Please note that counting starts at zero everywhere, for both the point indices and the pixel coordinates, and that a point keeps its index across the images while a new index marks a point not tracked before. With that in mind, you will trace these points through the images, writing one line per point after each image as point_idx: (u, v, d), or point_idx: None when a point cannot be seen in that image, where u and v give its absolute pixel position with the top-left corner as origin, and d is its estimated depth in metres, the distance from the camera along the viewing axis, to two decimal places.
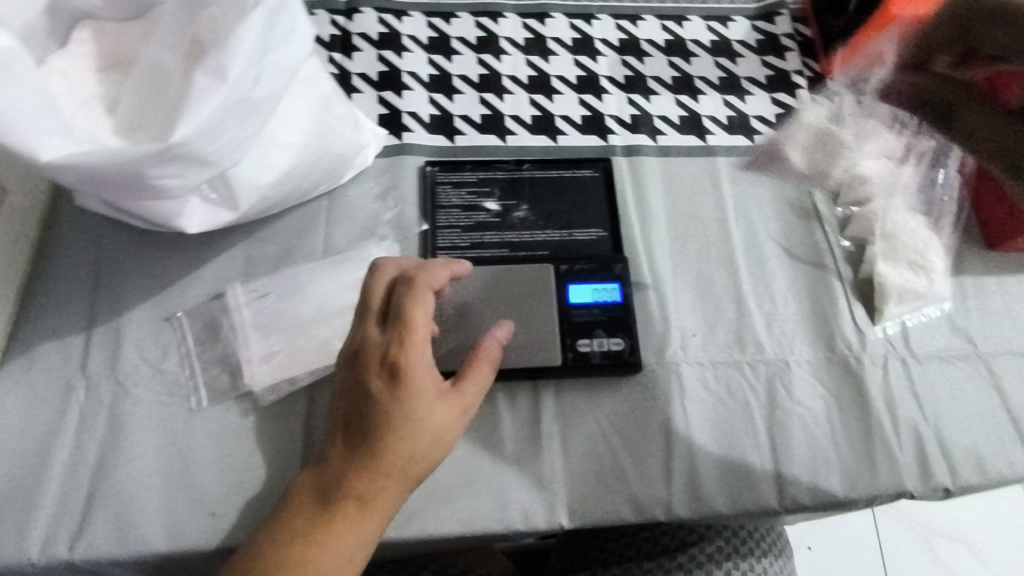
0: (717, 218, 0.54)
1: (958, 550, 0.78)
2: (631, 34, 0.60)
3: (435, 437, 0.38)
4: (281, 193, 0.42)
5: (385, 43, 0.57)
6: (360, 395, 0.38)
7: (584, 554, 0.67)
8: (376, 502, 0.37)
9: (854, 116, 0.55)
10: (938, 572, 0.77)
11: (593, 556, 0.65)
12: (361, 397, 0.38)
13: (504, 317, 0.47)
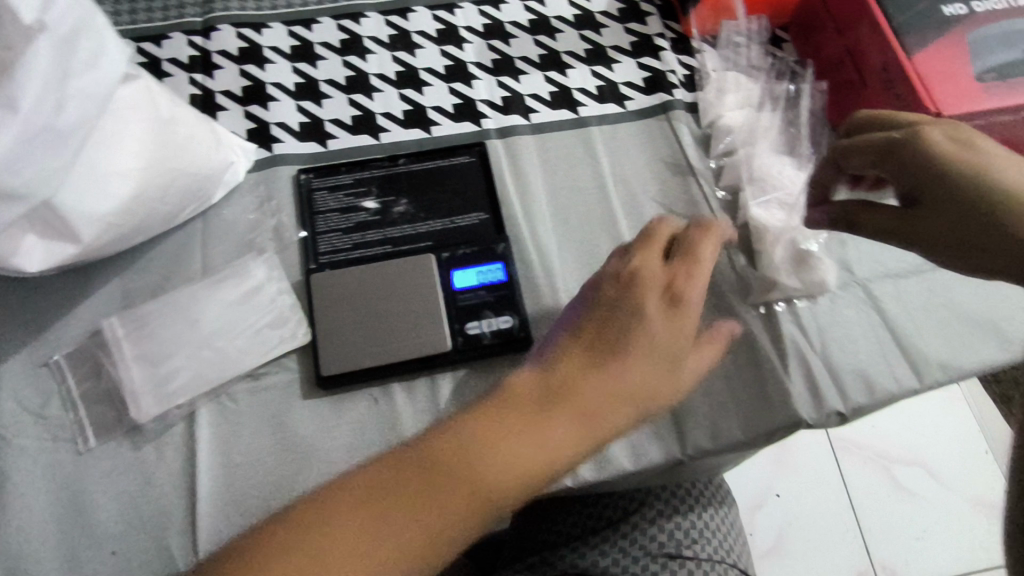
0: (596, 185, 0.55)
1: (917, 472, 0.82)
2: (495, 18, 0.61)
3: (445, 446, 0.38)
4: (132, 221, 0.43)
5: (247, 58, 0.57)
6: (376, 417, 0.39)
7: (534, 537, 0.67)
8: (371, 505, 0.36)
9: (715, 71, 0.58)
10: (899, 495, 0.81)
11: (542, 538, 0.66)
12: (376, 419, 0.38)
13: (390, 312, 0.47)
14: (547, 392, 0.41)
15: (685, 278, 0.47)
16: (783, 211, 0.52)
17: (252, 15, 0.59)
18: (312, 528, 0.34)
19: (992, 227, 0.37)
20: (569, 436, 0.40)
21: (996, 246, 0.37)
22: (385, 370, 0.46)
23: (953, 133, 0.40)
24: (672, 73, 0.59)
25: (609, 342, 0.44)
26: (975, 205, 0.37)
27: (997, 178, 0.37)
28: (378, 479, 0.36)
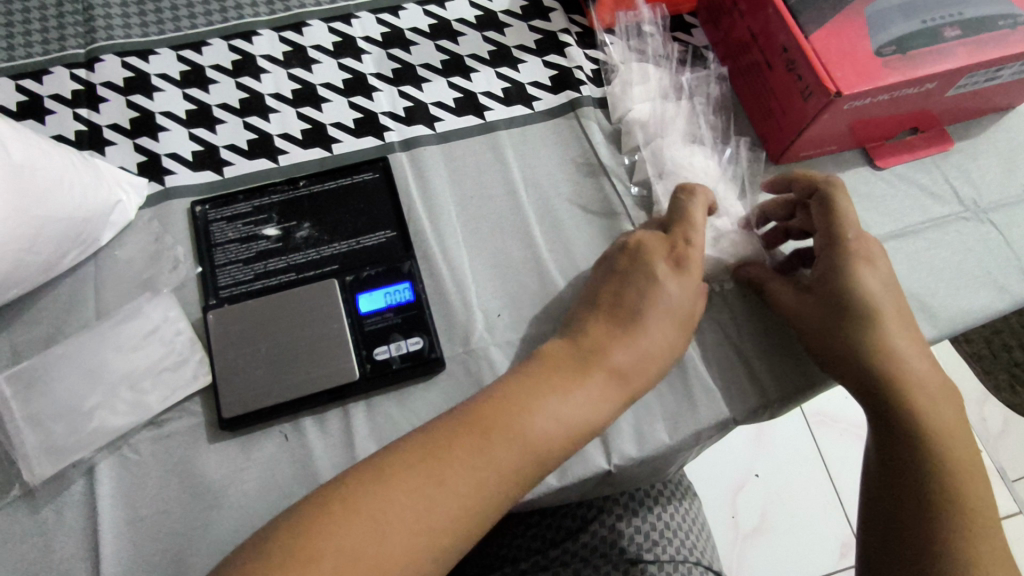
0: (507, 192, 0.53)
1: None
2: (394, 26, 0.59)
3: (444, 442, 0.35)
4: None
5: (134, 88, 0.54)
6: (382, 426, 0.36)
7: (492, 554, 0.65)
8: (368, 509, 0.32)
9: (622, 64, 0.56)
10: None
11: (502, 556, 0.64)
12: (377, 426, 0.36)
13: (293, 345, 0.45)
14: (556, 371, 0.39)
15: (687, 240, 0.43)
16: None
17: (138, 43, 0.56)
18: (323, 541, 0.31)
19: (863, 355, 0.40)
20: (599, 407, 0.38)
21: (853, 373, 0.40)
22: (291, 406, 0.44)
23: (863, 245, 0.42)
24: (578, 69, 0.57)
25: (616, 317, 0.41)
26: (855, 325, 0.40)
27: (876, 308, 0.40)
28: (403, 467, 0.34)
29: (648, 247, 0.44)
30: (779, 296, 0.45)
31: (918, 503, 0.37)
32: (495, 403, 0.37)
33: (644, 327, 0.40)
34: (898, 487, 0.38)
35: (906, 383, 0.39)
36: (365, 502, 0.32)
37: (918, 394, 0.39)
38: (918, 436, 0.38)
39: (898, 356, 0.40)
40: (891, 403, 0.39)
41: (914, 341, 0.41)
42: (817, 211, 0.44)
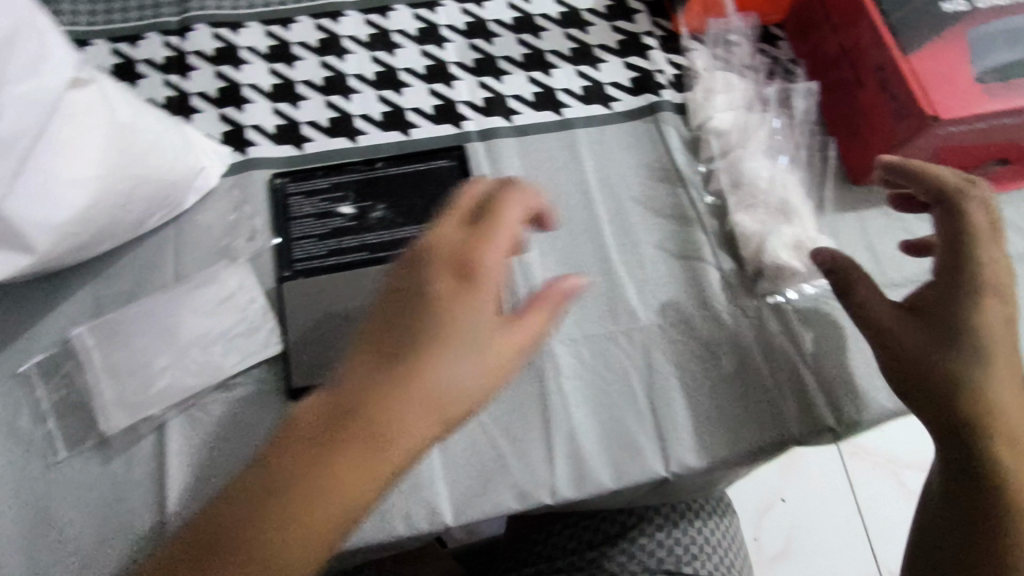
0: (580, 190, 0.53)
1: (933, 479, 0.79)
2: (478, 16, 0.59)
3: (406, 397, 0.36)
4: (92, 228, 0.41)
5: (222, 59, 0.55)
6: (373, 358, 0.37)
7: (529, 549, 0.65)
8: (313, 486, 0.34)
9: (706, 71, 0.56)
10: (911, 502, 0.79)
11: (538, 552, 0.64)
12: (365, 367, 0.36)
13: (364, 324, 0.46)
14: (374, 384, 0.36)
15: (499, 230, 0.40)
16: (771, 217, 0.50)
17: (228, 14, 0.57)
18: (211, 531, 0.34)
19: (949, 392, 0.37)
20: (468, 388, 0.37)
21: (949, 419, 0.37)
22: None
23: (999, 278, 0.38)
24: (660, 73, 0.57)
25: (421, 320, 0.38)
26: (961, 356, 0.37)
27: (995, 348, 0.37)
28: (265, 496, 0.34)
29: (445, 250, 0.40)
30: (875, 308, 0.41)
31: (994, 548, 0.37)
32: (341, 409, 0.35)
33: (461, 322, 0.38)
34: (965, 526, 0.38)
35: (1006, 427, 0.37)
36: (267, 497, 0.34)
37: (1016, 440, 0.37)
38: (1016, 494, 0.37)
39: (997, 398, 0.37)
40: (983, 451, 0.37)
41: (1015, 379, 0.38)
42: (946, 223, 0.40)
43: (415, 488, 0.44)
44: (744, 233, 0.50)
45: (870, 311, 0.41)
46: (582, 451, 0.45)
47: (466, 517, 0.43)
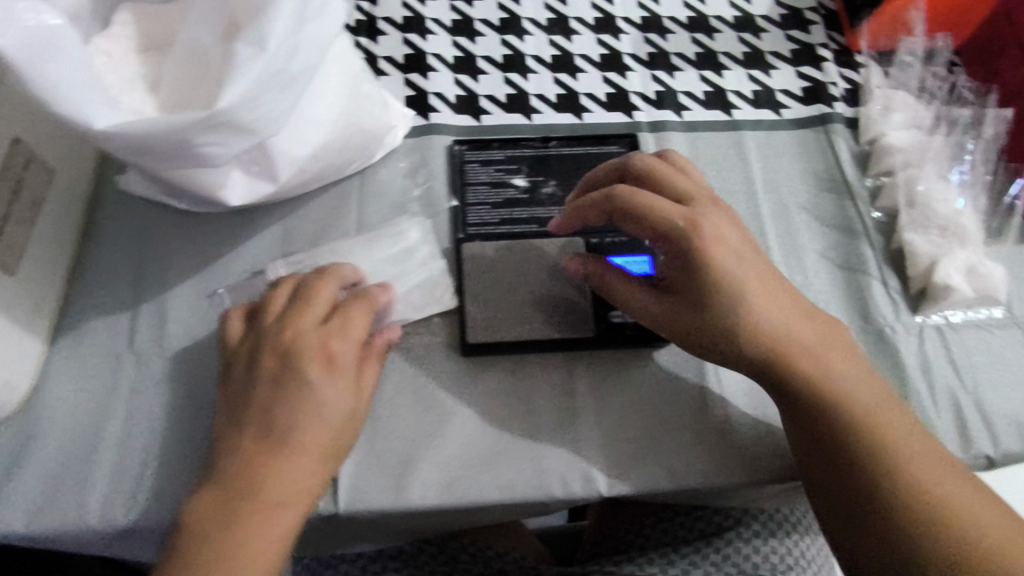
0: (745, 189, 0.54)
1: None
2: (653, 12, 0.60)
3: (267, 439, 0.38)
4: (316, 168, 0.44)
5: (411, 27, 0.58)
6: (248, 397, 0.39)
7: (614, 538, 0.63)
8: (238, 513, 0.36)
9: (881, 88, 0.56)
10: None
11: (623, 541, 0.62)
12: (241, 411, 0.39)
13: (537, 290, 0.48)
14: (281, 436, 0.38)
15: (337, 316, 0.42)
16: (942, 239, 0.50)
17: None
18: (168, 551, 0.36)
19: (826, 441, 0.39)
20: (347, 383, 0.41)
21: (802, 396, 0.39)
22: (526, 344, 0.47)
23: (716, 257, 0.40)
24: (833, 85, 0.57)
25: (280, 365, 0.40)
26: (829, 404, 0.39)
27: (754, 319, 0.40)
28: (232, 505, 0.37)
29: (301, 341, 0.40)
30: (625, 296, 0.43)
31: (860, 507, 0.37)
32: (244, 445, 0.38)
33: (305, 395, 0.39)
34: (834, 493, 0.38)
35: (853, 403, 0.39)
36: (209, 518, 0.36)
37: (852, 408, 0.39)
38: (844, 448, 0.38)
39: (823, 368, 0.40)
40: (825, 421, 0.39)
41: (847, 356, 0.41)
42: (625, 221, 0.42)
43: (573, 454, 0.45)
44: (913, 252, 0.50)
45: (627, 300, 0.43)
46: (736, 442, 0.45)
47: (619, 489, 0.44)
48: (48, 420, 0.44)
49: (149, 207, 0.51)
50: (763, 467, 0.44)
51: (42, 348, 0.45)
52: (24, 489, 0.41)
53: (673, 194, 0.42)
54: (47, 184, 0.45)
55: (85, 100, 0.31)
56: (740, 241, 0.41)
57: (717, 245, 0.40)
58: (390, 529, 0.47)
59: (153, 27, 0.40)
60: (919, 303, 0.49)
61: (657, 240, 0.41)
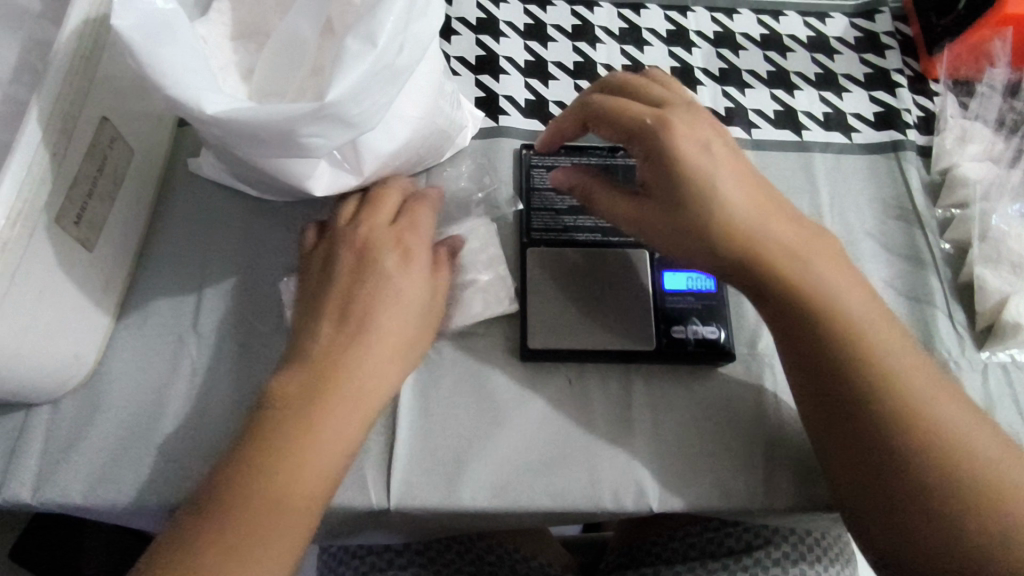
0: (811, 212, 0.53)
1: None
2: (726, 27, 0.60)
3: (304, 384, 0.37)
4: (396, 165, 0.44)
5: (483, 29, 0.58)
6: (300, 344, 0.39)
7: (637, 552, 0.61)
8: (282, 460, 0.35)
9: (957, 118, 0.55)
10: None
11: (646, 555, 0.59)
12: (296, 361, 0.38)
13: (599, 302, 0.48)
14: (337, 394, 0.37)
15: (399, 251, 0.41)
16: (1015, 275, 0.49)
17: None
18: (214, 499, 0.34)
19: (819, 367, 0.38)
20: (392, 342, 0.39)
21: (818, 354, 0.38)
22: (586, 354, 0.47)
23: (687, 153, 0.39)
24: (907, 112, 0.56)
25: (342, 320, 0.39)
26: (822, 325, 0.38)
27: (728, 215, 0.38)
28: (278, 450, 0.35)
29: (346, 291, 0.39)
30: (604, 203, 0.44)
31: (898, 475, 0.36)
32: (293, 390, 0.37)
33: (388, 285, 0.40)
34: (866, 461, 0.36)
35: (875, 361, 0.37)
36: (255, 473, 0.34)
37: (876, 355, 0.37)
38: (878, 410, 0.36)
39: (838, 304, 0.38)
40: (851, 376, 0.37)
41: (845, 280, 0.39)
42: (602, 122, 0.43)
43: (627, 467, 0.44)
44: (982, 286, 0.49)
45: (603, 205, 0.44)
46: (794, 467, 0.44)
47: (671, 506, 0.43)
48: (112, 396, 0.44)
49: (216, 192, 0.51)
50: (789, 469, 0.44)
51: (108, 325, 0.46)
52: (87, 462, 0.42)
53: (650, 103, 0.42)
54: (127, 163, 0.46)
55: (199, 90, 0.32)
56: (719, 156, 0.39)
57: (693, 145, 0.39)
58: (431, 527, 0.47)
59: (248, 16, 0.41)
60: (986, 340, 0.48)
61: (633, 137, 0.41)
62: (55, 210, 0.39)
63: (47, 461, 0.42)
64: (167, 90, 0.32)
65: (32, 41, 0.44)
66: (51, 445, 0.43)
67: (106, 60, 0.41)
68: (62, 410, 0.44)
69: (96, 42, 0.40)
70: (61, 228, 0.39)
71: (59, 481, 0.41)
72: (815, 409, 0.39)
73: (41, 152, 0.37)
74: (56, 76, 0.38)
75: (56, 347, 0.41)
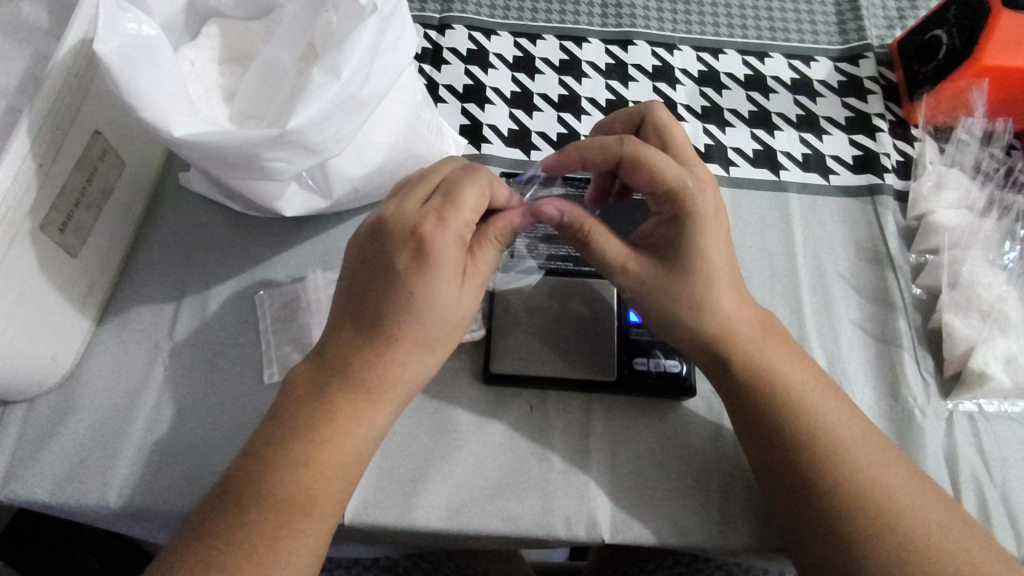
0: (784, 251, 0.53)
1: None
2: (711, 67, 0.62)
3: (362, 395, 0.38)
4: (370, 186, 0.47)
5: (473, 59, 0.60)
6: (358, 353, 0.38)
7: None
8: (308, 427, 0.37)
9: (935, 164, 0.56)
10: None
11: None
12: (353, 352, 0.38)
13: (561, 323, 0.49)
14: (369, 377, 0.38)
15: (403, 258, 0.38)
16: (983, 324, 0.48)
17: (484, 21, 0.62)
18: (263, 431, 0.38)
19: (769, 421, 0.41)
20: (383, 404, 0.38)
21: (763, 411, 0.41)
22: (548, 382, 0.47)
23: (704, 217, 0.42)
24: (886, 156, 0.57)
25: (363, 328, 0.38)
26: (765, 388, 0.42)
27: (707, 290, 0.42)
28: (302, 401, 0.38)
29: (399, 352, 0.38)
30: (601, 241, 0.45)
31: (817, 502, 0.38)
32: (339, 396, 0.37)
33: (412, 354, 0.38)
34: (792, 494, 0.39)
35: (819, 431, 0.40)
36: (281, 455, 0.36)
37: (810, 412, 0.41)
38: (809, 453, 0.39)
39: (771, 367, 0.42)
40: (786, 421, 0.41)
41: (794, 355, 0.43)
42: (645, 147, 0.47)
43: (581, 495, 0.44)
44: (950, 334, 0.49)
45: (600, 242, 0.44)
46: (751, 508, 0.44)
47: (622, 538, 0.43)
48: (86, 398, 0.46)
49: (205, 206, 0.53)
50: (736, 506, 0.44)
51: (89, 328, 0.48)
52: (55, 461, 0.43)
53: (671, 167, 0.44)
54: (118, 174, 0.48)
55: (169, 114, 0.35)
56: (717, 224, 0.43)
57: (713, 222, 0.42)
58: (389, 543, 0.48)
59: (235, 42, 0.44)
60: (951, 389, 0.48)
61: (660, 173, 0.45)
62: (40, 218, 0.40)
63: (19, 457, 0.44)
64: (140, 112, 0.35)
65: (35, 55, 0.47)
66: (23, 444, 0.44)
67: (101, 78, 0.44)
68: (37, 409, 0.45)
69: (91, 61, 0.43)
70: (45, 234, 0.41)
71: (24, 481, 0.43)
72: (756, 449, 0.42)
73: (29, 162, 0.39)
74: (50, 91, 0.40)
75: (34, 350, 0.42)
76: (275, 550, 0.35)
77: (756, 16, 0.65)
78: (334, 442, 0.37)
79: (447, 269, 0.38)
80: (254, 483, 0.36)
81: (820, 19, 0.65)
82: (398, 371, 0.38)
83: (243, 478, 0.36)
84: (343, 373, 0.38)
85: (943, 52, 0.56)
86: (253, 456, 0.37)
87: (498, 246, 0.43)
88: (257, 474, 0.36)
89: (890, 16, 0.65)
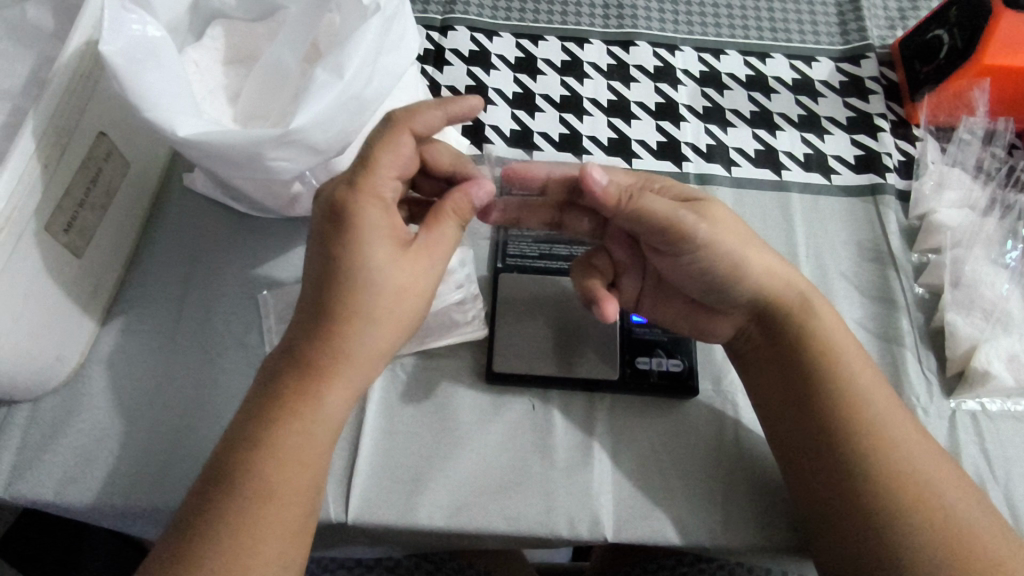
0: (786, 250, 0.53)
1: None
2: (713, 67, 0.62)
3: (326, 369, 0.37)
4: None
5: (475, 61, 0.60)
6: (318, 330, 0.38)
7: None
8: (291, 407, 0.37)
9: (937, 163, 0.56)
10: None
11: None
12: (312, 328, 0.38)
13: (564, 321, 0.49)
14: (335, 344, 0.37)
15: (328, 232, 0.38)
16: (986, 323, 0.48)
17: (487, 23, 0.63)
18: (244, 418, 0.37)
19: (811, 404, 0.41)
20: (351, 378, 0.38)
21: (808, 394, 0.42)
22: (550, 381, 0.48)
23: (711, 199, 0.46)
24: (888, 156, 0.57)
25: (316, 303, 0.38)
26: (812, 369, 0.42)
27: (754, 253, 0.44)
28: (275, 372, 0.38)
29: (353, 325, 0.38)
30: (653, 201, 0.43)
31: (851, 489, 0.39)
32: (317, 365, 0.37)
33: (365, 326, 0.38)
34: (825, 478, 0.40)
35: (864, 418, 0.40)
36: (267, 442, 0.36)
37: (855, 394, 0.41)
38: (850, 441, 0.40)
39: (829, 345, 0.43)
40: (829, 407, 0.41)
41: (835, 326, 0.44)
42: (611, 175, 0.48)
43: (585, 495, 0.44)
44: (954, 332, 0.49)
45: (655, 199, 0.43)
46: (754, 507, 0.44)
47: (625, 536, 0.43)
48: (90, 398, 0.46)
49: (209, 207, 0.54)
50: (738, 505, 0.44)
51: (94, 328, 0.48)
52: (59, 461, 0.44)
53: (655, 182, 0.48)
54: (123, 174, 0.48)
55: (171, 115, 0.35)
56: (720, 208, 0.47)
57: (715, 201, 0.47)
58: (393, 543, 0.48)
59: (240, 43, 0.44)
60: (954, 388, 0.48)
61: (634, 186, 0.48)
62: (44, 219, 0.41)
63: (23, 458, 0.44)
64: (145, 112, 0.35)
65: (41, 57, 0.47)
66: (27, 444, 0.44)
67: (105, 80, 0.44)
68: (41, 409, 0.45)
69: (96, 63, 0.43)
70: (49, 235, 0.41)
71: (29, 481, 0.43)
72: (794, 434, 0.42)
73: (34, 163, 0.39)
74: (57, 92, 0.41)
75: (39, 350, 0.43)
76: (265, 539, 0.34)
77: (757, 17, 0.65)
78: (316, 421, 0.37)
79: (378, 235, 0.38)
80: (246, 477, 0.35)
81: (821, 20, 0.65)
82: (353, 343, 0.38)
83: (233, 473, 0.35)
84: (309, 353, 0.37)
85: (944, 52, 0.56)
86: (238, 446, 0.36)
87: (456, 220, 0.42)
88: (252, 470, 0.36)
89: (891, 16, 0.65)
